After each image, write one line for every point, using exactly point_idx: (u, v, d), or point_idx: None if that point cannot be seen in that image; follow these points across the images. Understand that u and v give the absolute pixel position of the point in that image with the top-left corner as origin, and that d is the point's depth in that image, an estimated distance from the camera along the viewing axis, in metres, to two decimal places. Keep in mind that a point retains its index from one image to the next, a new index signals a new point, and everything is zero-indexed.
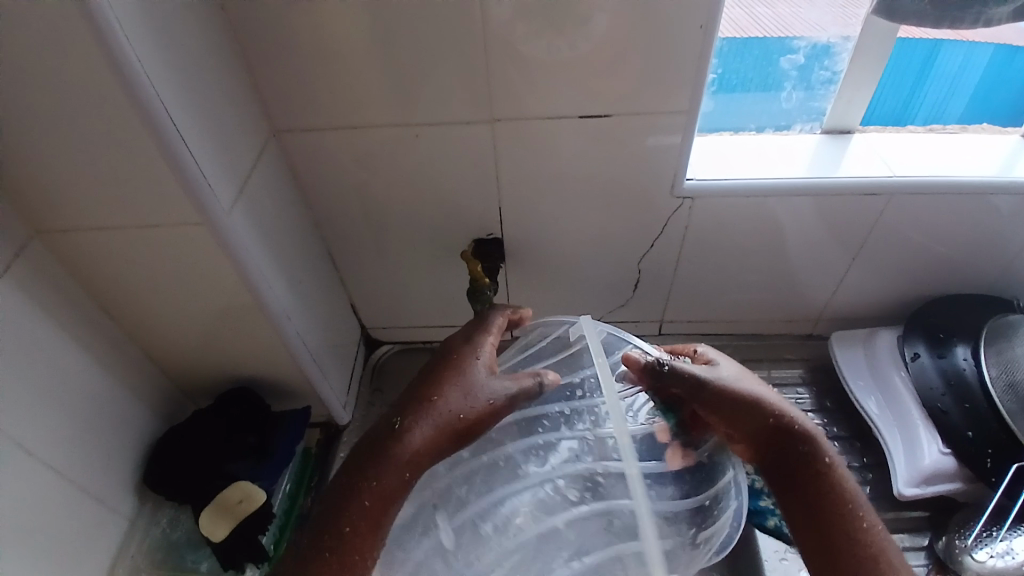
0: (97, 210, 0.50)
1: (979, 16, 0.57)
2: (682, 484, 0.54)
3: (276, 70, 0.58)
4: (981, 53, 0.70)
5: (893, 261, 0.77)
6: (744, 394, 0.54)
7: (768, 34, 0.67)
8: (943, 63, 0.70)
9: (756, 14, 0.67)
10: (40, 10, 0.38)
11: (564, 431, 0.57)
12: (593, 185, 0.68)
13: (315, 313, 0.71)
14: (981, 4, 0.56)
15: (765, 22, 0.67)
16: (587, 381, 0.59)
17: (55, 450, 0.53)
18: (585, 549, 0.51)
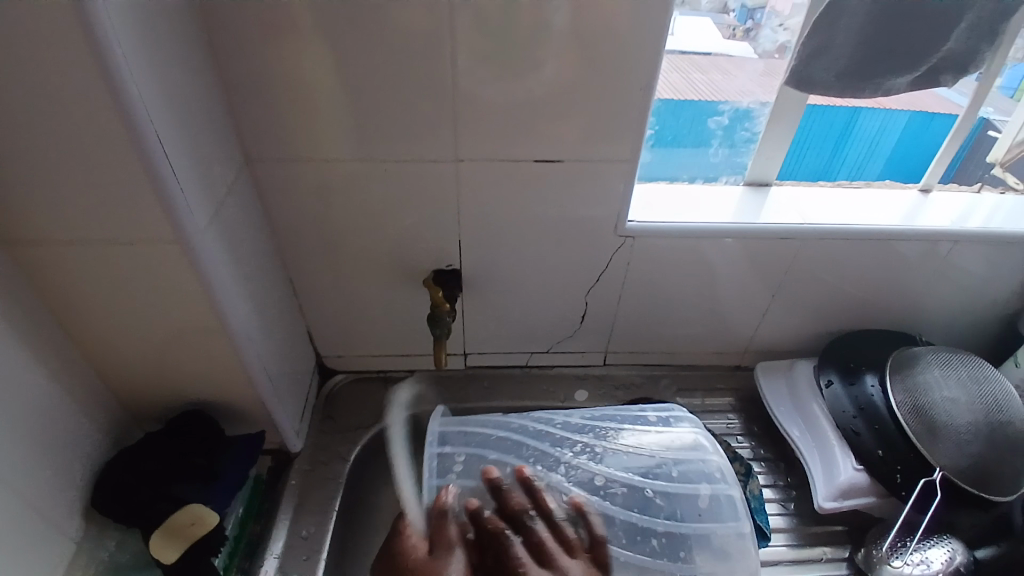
0: (72, 227, 0.51)
1: (878, 86, 0.67)
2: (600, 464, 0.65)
3: (254, 104, 0.62)
4: (898, 118, 0.80)
5: (808, 298, 0.87)
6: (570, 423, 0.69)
7: (686, 97, 0.75)
8: (852, 126, 0.80)
9: (691, 79, 0.75)
10: (42, 28, 0.40)
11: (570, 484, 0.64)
12: (547, 225, 0.74)
13: (275, 338, 0.72)
14: (881, 77, 0.66)
15: (681, 86, 0.75)
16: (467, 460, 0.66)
17: (4, 466, 0.53)
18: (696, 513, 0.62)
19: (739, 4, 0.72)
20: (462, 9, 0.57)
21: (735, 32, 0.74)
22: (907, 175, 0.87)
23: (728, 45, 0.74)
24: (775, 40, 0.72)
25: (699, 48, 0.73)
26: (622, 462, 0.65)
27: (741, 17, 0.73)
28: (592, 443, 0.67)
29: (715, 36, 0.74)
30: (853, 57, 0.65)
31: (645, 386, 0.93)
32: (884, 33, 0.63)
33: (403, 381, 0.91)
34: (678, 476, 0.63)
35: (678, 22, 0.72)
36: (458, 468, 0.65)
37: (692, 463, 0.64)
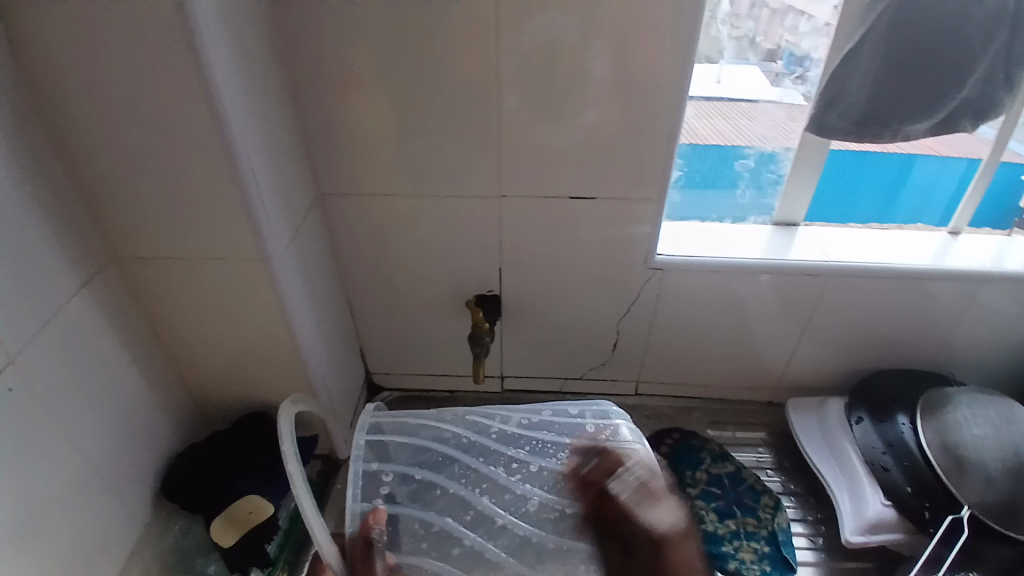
0: (170, 244, 0.61)
1: (897, 132, 0.71)
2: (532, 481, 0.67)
3: (325, 144, 0.72)
4: (955, 166, 0.84)
5: (838, 335, 0.89)
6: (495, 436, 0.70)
7: (730, 141, 0.81)
8: (882, 173, 0.85)
9: (739, 125, 0.81)
10: (165, 79, 0.50)
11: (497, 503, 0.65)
12: (581, 257, 0.80)
13: (332, 352, 0.80)
14: (897, 123, 0.71)
15: (728, 132, 0.81)
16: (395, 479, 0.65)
17: (97, 446, 0.61)
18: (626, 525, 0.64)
19: (786, 52, 0.76)
20: (510, 61, 0.65)
21: (786, 79, 0.78)
22: (941, 222, 0.90)
23: (774, 92, 0.79)
24: (798, 91, 0.78)
25: (745, 96, 0.79)
26: (551, 481, 0.67)
27: (790, 65, 0.77)
28: (524, 460, 0.69)
29: (762, 83, 0.79)
30: (868, 106, 0.70)
31: (676, 417, 0.96)
32: (899, 82, 0.68)
33: (444, 402, 0.97)
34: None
35: (725, 70, 0.77)
36: (386, 490, 0.65)
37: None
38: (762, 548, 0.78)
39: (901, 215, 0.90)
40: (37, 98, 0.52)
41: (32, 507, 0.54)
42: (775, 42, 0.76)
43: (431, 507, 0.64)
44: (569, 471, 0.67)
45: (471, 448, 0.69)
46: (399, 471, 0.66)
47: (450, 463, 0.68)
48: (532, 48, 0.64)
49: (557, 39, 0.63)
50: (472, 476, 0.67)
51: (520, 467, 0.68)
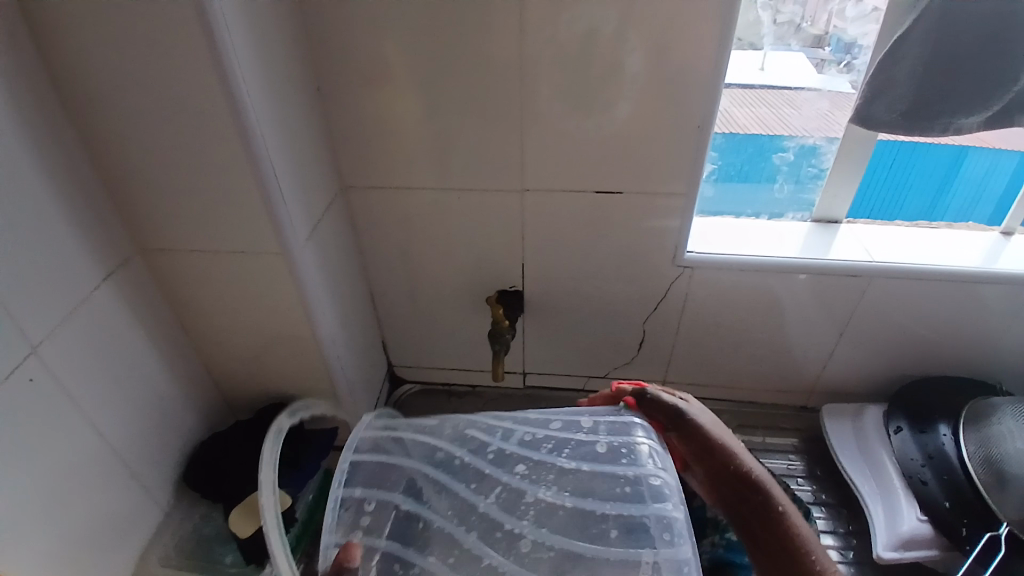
0: (192, 237, 0.61)
1: (948, 124, 0.66)
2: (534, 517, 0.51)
3: (347, 135, 0.71)
4: (1008, 159, 0.77)
5: (879, 338, 0.84)
6: (486, 453, 0.56)
7: (774, 132, 0.77)
8: (929, 169, 0.80)
9: (784, 116, 0.77)
10: (186, 71, 0.50)
11: (489, 553, 0.49)
12: (607, 253, 0.78)
13: (353, 345, 0.80)
14: (948, 115, 0.65)
15: (771, 122, 0.77)
16: (372, 507, 0.52)
17: (120, 434, 0.62)
18: None
19: (834, 38, 0.71)
20: (547, 53, 0.62)
21: (833, 66, 0.73)
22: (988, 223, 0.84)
23: (821, 79, 0.75)
24: (842, 80, 0.74)
25: (789, 83, 0.76)
26: (550, 513, 0.52)
27: (838, 52, 0.72)
28: (519, 487, 0.53)
29: (807, 71, 0.75)
30: (916, 98, 0.65)
31: None
32: (951, 73, 0.63)
33: (466, 396, 0.96)
34: (616, 534, 0.49)
35: (769, 58, 0.74)
36: (366, 522, 0.52)
37: (637, 522, 0.49)
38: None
39: (948, 213, 0.84)
40: (63, 90, 0.52)
41: (54, 492, 0.55)
42: (822, 28, 0.71)
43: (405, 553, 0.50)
44: (573, 499, 0.52)
45: (460, 467, 0.56)
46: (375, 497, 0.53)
47: (433, 487, 0.55)
48: (570, 38, 0.61)
49: (596, 30, 0.61)
50: (459, 510, 0.53)
51: (517, 496, 0.53)
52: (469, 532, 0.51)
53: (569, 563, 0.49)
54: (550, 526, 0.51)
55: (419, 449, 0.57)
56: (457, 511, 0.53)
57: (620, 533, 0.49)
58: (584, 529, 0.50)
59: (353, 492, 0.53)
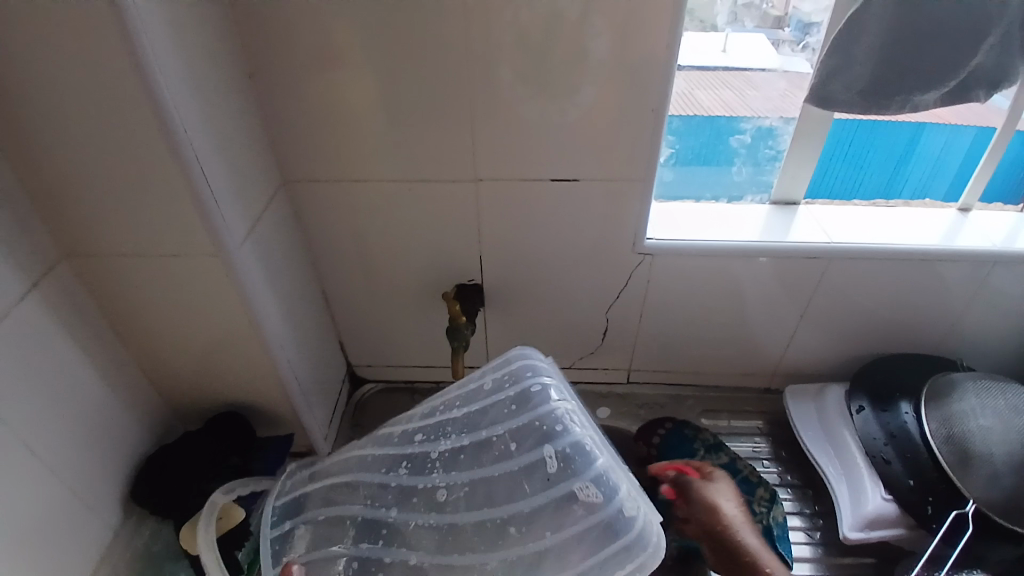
0: (120, 239, 0.57)
1: (905, 103, 0.66)
2: (441, 467, 0.60)
3: (288, 126, 0.67)
4: (964, 135, 0.79)
5: (840, 318, 0.84)
6: (388, 440, 0.65)
7: (734, 113, 0.76)
8: (885, 146, 0.80)
9: (743, 96, 0.76)
10: (108, 57, 0.45)
11: (419, 508, 0.58)
12: (567, 242, 0.76)
13: (305, 346, 0.77)
14: (906, 93, 0.65)
15: (733, 103, 0.76)
16: (307, 523, 0.63)
17: (55, 453, 0.58)
18: (553, 478, 0.54)
19: (794, 19, 0.70)
20: (507, 37, 0.60)
21: (793, 48, 0.72)
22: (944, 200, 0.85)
23: (781, 60, 0.74)
24: (797, 61, 0.73)
25: (750, 64, 0.75)
26: (454, 459, 0.60)
27: (797, 33, 0.71)
28: (423, 451, 0.62)
29: (767, 52, 0.74)
30: (874, 77, 0.65)
31: (669, 406, 0.93)
32: (906, 51, 0.63)
33: (429, 393, 0.94)
34: (514, 449, 0.58)
35: (731, 40, 0.72)
36: (303, 541, 0.62)
37: (523, 430, 0.58)
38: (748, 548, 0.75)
39: (904, 189, 0.85)
40: None
41: None
42: (782, 9, 0.70)
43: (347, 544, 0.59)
44: (469, 437, 0.61)
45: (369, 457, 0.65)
46: (313, 516, 0.63)
47: (356, 482, 0.64)
48: (530, 21, 0.59)
49: (557, 11, 0.58)
50: (387, 496, 0.61)
51: (420, 456, 0.62)
52: (392, 499, 0.60)
53: (485, 488, 0.57)
54: (456, 468, 0.59)
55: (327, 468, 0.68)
56: (378, 487, 0.62)
57: (514, 447, 0.58)
58: (484, 464, 0.58)
59: (283, 525, 0.64)
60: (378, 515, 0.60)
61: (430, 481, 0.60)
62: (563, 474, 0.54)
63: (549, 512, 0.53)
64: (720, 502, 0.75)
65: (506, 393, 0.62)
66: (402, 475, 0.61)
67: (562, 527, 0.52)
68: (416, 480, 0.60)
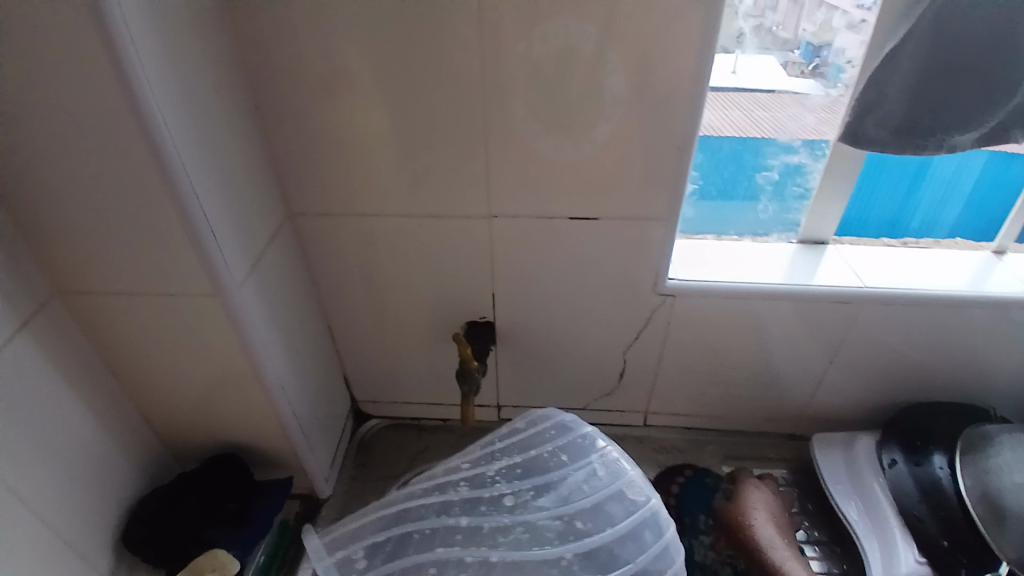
0: (118, 278, 0.54)
1: (942, 142, 0.62)
2: (502, 481, 0.66)
3: (295, 160, 0.64)
4: (975, 160, 0.74)
5: (870, 363, 0.80)
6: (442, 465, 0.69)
7: (746, 134, 0.71)
8: (891, 174, 0.76)
9: (754, 115, 0.70)
10: (105, 93, 0.43)
11: (487, 516, 0.64)
12: (584, 282, 0.72)
13: (308, 385, 0.73)
14: (944, 132, 0.62)
15: (742, 123, 0.70)
16: (367, 549, 0.63)
17: (43, 503, 0.55)
18: (606, 480, 0.62)
19: (804, 42, 0.66)
20: (521, 71, 0.57)
21: (801, 70, 0.68)
22: (952, 234, 0.82)
23: (793, 83, 0.69)
24: (825, 92, 0.68)
25: (761, 86, 0.69)
26: (512, 473, 0.67)
27: (807, 56, 0.67)
28: (479, 471, 0.67)
29: (778, 74, 0.69)
30: (909, 115, 0.61)
31: (688, 451, 0.88)
32: (945, 88, 0.59)
33: (436, 431, 0.90)
34: (565, 459, 0.66)
35: (740, 61, 0.67)
36: (362, 560, 0.63)
37: (572, 445, 0.66)
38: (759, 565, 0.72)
39: (916, 215, 0.80)
40: None
41: None
42: (791, 31, 0.66)
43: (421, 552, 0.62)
44: (522, 455, 0.68)
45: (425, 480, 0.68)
46: (366, 540, 0.64)
47: (407, 499, 0.66)
48: (545, 55, 0.56)
49: (572, 45, 0.55)
50: (454, 507, 0.65)
51: (482, 473, 0.68)
52: (459, 508, 0.65)
53: (546, 495, 0.64)
54: (515, 480, 0.66)
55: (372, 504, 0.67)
56: (442, 500, 0.66)
57: (565, 458, 0.66)
58: (541, 477, 0.65)
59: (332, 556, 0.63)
60: (445, 524, 0.64)
61: (494, 493, 0.66)
62: (614, 476, 0.62)
63: (608, 509, 0.61)
64: (752, 509, 0.75)
65: (545, 423, 0.69)
66: (465, 490, 0.66)
67: (616, 521, 0.60)
68: (480, 492, 0.66)
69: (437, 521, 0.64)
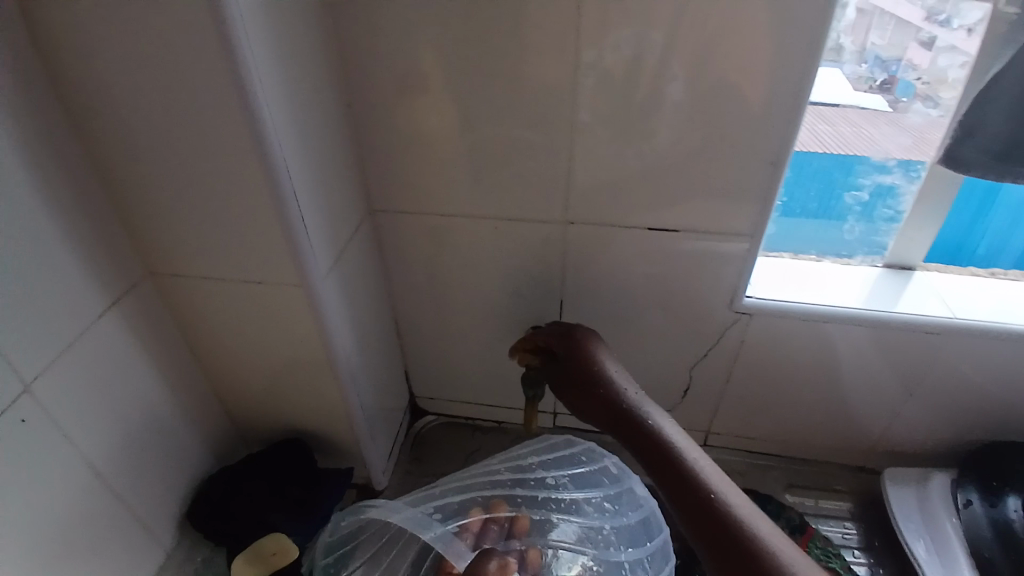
0: (207, 264, 0.57)
1: None
2: (542, 469, 0.70)
3: (378, 156, 0.65)
4: None
5: (954, 400, 0.76)
6: (491, 460, 0.71)
7: (808, 150, 0.68)
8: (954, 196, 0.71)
9: (817, 132, 0.67)
10: (215, 87, 0.45)
11: (536, 499, 0.69)
12: (657, 294, 0.71)
13: (374, 378, 0.74)
14: None
15: (806, 140, 0.67)
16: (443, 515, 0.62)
17: (120, 474, 0.58)
18: (623, 482, 0.68)
19: (872, 55, 0.64)
20: (602, 79, 0.57)
21: (868, 84, 0.66)
22: (1019, 264, 0.76)
23: (860, 97, 0.67)
24: (925, 113, 0.65)
25: (826, 99, 0.66)
26: (548, 464, 0.70)
27: (874, 69, 0.65)
28: (517, 458, 0.71)
29: (843, 87, 0.66)
30: None
31: (749, 475, 0.86)
32: None
33: (491, 433, 0.90)
34: (590, 469, 0.70)
35: None
36: (437, 515, 0.63)
37: (590, 453, 0.70)
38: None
39: (982, 240, 0.75)
40: (73, 102, 0.48)
41: (46, 539, 0.51)
42: (860, 45, 0.63)
43: (490, 527, 0.66)
44: (550, 451, 0.71)
45: (478, 467, 0.70)
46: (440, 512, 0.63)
47: (468, 474, 0.68)
48: (614, 62, 0.56)
49: (641, 53, 0.55)
50: (503, 485, 0.69)
51: (531, 478, 0.69)
52: (507, 489, 0.68)
53: (579, 485, 0.69)
54: (551, 470, 0.70)
55: (434, 488, 0.66)
56: (493, 481, 0.69)
57: (587, 461, 0.70)
58: (574, 473, 0.70)
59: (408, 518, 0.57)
60: (503, 502, 0.68)
61: (536, 480, 0.69)
62: (629, 479, 0.68)
63: (630, 506, 0.67)
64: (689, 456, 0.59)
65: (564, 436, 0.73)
66: (511, 472, 0.69)
67: (636, 517, 0.66)
68: (523, 477, 0.69)
69: (490, 498, 0.68)
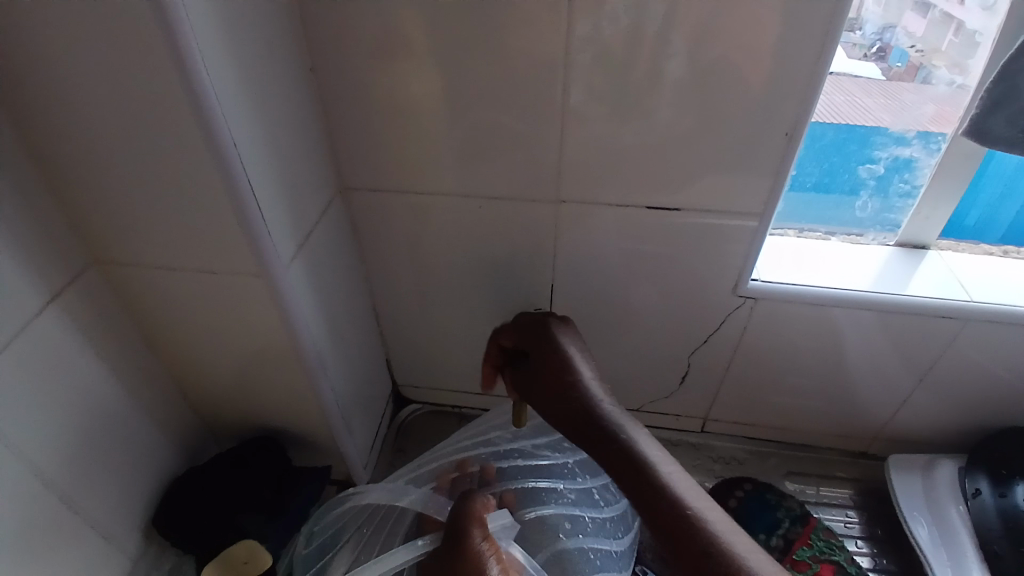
0: (157, 252, 0.50)
1: None
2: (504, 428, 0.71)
3: (349, 128, 0.59)
4: None
5: (966, 387, 0.72)
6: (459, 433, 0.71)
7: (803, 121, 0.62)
8: None
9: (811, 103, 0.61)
10: (147, 49, 0.38)
11: (507, 454, 0.70)
12: (655, 278, 0.66)
13: (351, 370, 0.69)
14: None
15: None
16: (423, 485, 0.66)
17: (73, 483, 0.53)
18: None
19: (869, 22, 0.58)
20: (599, 40, 0.50)
21: (863, 53, 0.60)
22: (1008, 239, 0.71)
23: (855, 66, 0.61)
24: (948, 82, 0.60)
25: None
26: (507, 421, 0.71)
27: (870, 37, 0.60)
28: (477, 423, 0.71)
29: (838, 56, 0.60)
30: None
31: (748, 463, 0.83)
32: None
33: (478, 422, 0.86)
34: None
35: None
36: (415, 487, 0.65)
37: None
38: (837, 570, 0.70)
39: (972, 210, 0.69)
40: None
41: None
42: (857, 10, 0.57)
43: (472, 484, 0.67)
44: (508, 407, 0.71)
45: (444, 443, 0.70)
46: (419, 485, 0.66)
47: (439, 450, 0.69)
48: (610, 21, 0.49)
49: (642, 18, 0.48)
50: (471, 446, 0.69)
51: (496, 435, 0.70)
52: (479, 450, 0.69)
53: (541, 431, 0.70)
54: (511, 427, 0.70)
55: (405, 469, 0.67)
56: (461, 449, 0.69)
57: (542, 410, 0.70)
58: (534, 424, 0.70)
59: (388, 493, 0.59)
60: (477, 461, 0.69)
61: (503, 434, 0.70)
62: None
63: None
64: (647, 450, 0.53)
65: None
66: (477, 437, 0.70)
67: None
68: (489, 438, 0.70)
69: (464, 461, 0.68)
